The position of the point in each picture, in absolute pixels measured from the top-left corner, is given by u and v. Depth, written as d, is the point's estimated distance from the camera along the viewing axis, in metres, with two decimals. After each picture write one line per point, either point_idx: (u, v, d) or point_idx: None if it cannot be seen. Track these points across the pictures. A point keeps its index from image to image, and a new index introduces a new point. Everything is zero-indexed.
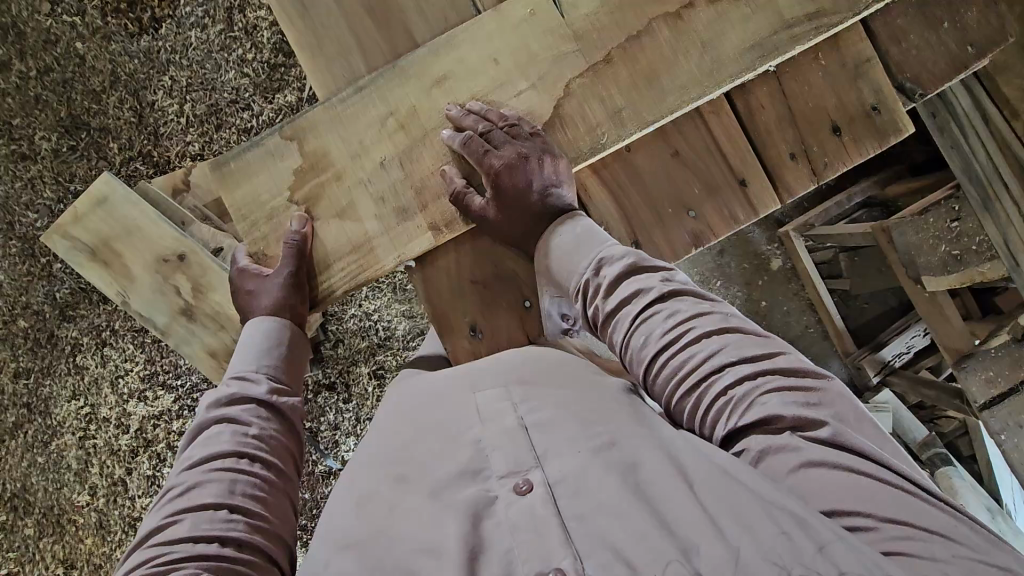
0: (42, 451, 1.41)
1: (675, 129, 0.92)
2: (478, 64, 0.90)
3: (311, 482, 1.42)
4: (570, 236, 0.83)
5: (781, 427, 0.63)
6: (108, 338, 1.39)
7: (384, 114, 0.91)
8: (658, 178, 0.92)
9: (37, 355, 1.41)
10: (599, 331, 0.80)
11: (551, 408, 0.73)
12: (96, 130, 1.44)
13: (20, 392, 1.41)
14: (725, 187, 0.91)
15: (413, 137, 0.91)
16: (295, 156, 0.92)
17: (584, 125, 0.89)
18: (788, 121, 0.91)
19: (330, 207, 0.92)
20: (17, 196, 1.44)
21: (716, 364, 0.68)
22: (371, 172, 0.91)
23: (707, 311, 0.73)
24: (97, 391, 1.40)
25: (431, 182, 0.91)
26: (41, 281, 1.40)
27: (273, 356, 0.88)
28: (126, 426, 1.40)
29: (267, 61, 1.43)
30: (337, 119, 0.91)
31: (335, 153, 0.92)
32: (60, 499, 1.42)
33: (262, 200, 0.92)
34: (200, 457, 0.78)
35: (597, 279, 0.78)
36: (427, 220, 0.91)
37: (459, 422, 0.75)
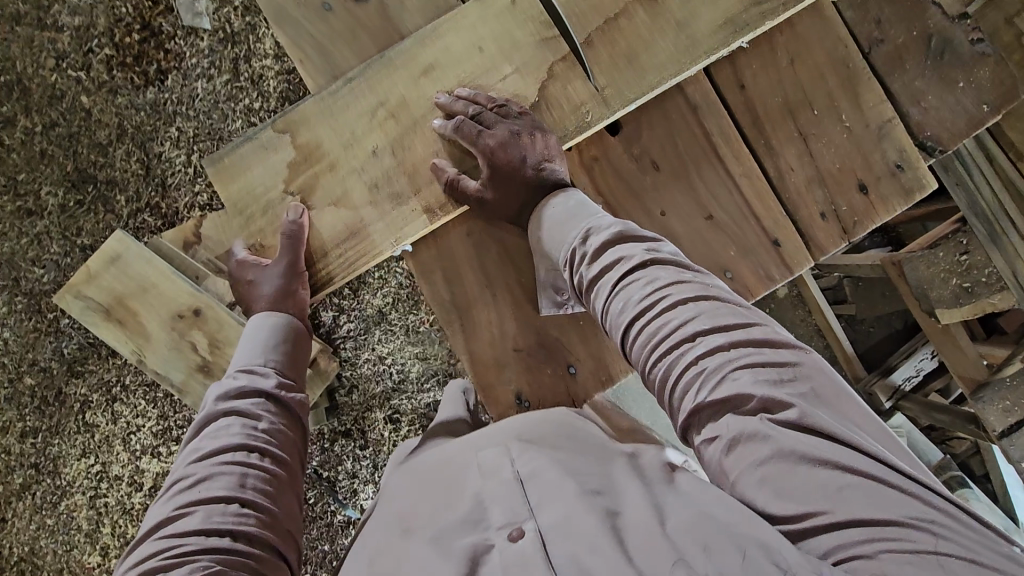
0: (51, 513, 1.38)
1: (710, 194, 0.91)
2: (469, 52, 0.91)
3: (330, 533, 1.39)
4: (563, 207, 0.84)
5: (750, 410, 0.62)
6: (118, 393, 1.37)
7: (374, 103, 0.91)
8: (694, 244, 0.91)
9: (45, 414, 1.38)
10: (584, 298, 0.80)
11: (543, 456, 0.72)
12: (102, 183, 1.44)
13: (27, 452, 1.38)
14: (760, 248, 0.91)
15: (404, 125, 0.91)
16: (287, 149, 0.91)
17: (568, 105, 0.90)
18: (817, 181, 0.91)
19: (326, 195, 0.90)
20: (23, 252, 1.43)
21: (689, 332, 0.68)
22: (364, 160, 0.90)
23: (686, 280, 0.72)
24: (108, 448, 1.37)
25: (422, 165, 0.90)
26: (48, 337, 1.38)
27: (278, 350, 0.90)
28: (139, 484, 1.38)
29: (274, 110, 1.44)
30: (329, 110, 0.90)
31: (327, 143, 0.91)
32: (70, 561, 1.38)
33: (257, 193, 0.91)
34: (209, 450, 0.78)
35: (584, 246, 0.79)
36: (421, 204, 0.90)
37: (463, 474, 0.75)
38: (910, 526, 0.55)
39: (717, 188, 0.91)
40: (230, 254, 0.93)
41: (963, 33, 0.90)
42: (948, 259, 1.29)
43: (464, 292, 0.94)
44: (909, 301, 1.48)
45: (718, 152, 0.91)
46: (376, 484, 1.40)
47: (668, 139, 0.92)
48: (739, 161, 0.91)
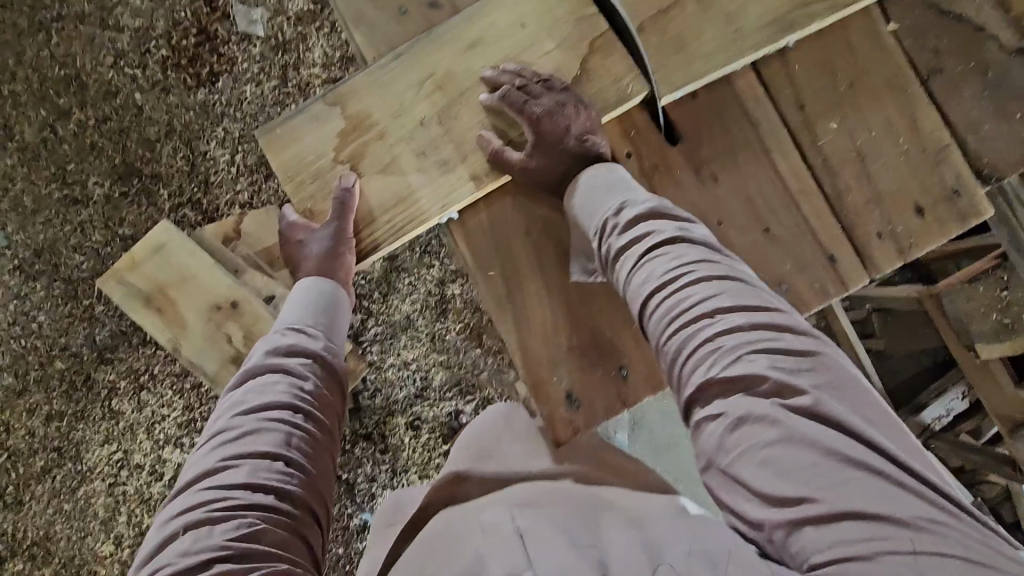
0: (69, 498, 1.38)
1: (766, 206, 0.88)
2: (520, 31, 0.92)
3: (344, 537, 1.37)
4: (601, 179, 0.83)
5: (762, 391, 0.61)
6: (146, 381, 1.39)
7: (420, 79, 0.91)
8: (748, 254, 0.87)
9: (72, 399, 1.40)
10: (607, 270, 0.78)
11: (538, 517, 0.70)
12: (148, 176, 1.48)
13: (51, 435, 1.39)
14: (815, 263, 0.86)
15: (452, 97, 0.91)
16: (338, 120, 0.92)
17: (607, 77, 0.89)
18: (875, 202, 0.87)
19: (374, 162, 0.90)
20: (65, 239, 1.45)
21: (709, 309, 0.66)
22: (413, 128, 0.90)
23: (715, 261, 0.71)
24: (132, 436, 1.38)
25: (468, 134, 0.90)
26: (83, 324, 1.41)
27: (325, 317, 0.89)
28: (160, 473, 1.38)
29: None
30: (379, 82, 0.91)
31: (376, 112, 0.91)
32: (82, 548, 1.37)
33: (309, 160, 0.92)
34: (255, 405, 0.77)
35: (616, 219, 0.78)
36: (467, 170, 0.89)
37: (463, 538, 0.70)
38: (907, 525, 0.53)
39: (776, 202, 0.87)
40: (282, 217, 0.96)
41: (1020, 67, 0.89)
42: (990, 292, 1.30)
43: (521, 288, 0.90)
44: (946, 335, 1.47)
45: (778, 171, 0.88)
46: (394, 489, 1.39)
47: (725, 147, 0.89)
48: (797, 176, 0.88)
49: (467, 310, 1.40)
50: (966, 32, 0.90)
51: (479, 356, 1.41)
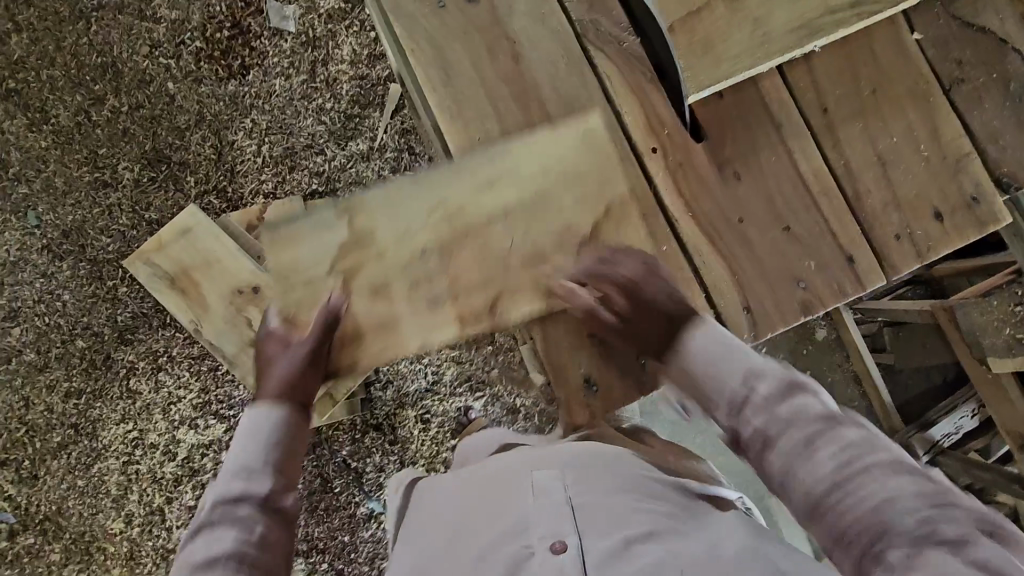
0: (82, 474, 1.40)
1: (787, 206, 0.90)
2: (543, 162, 0.89)
3: (351, 525, 1.38)
4: (712, 342, 0.78)
5: (955, 556, 0.55)
6: (163, 362, 1.41)
7: (431, 205, 0.88)
8: (768, 250, 0.89)
9: (91, 377, 1.43)
10: (743, 439, 0.71)
11: (596, 486, 0.71)
12: (176, 164, 1.51)
13: (69, 412, 1.42)
14: (833, 262, 0.89)
15: (457, 231, 0.88)
16: (343, 231, 0.88)
17: (613, 245, 0.88)
18: (893, 207, 0.89)
19: (367, 282, 0.88)
20: (93, 221, 1.49)
21: (881, 479, 0.62)
22: (411, 259, 0.88)
23: (863, 427, 0.67)
24: (147, 416, 1.41)
25: (464, 274, 0.88)
26: (105, 304, 1.44)
27: (278, 449, 0.79)
28: (172, 454, 1.41)
29: (344, 112, 1.54)
30: (389, 203, 0.88)
31: (380, 233, 0.88)
32: (93, 524, 1.39)
33: (304, 266, 0.88)
34: (195, 563, 0.69)
35: (745, 386, 0.73)
36: (454, 308, 0.88)
37: (516, 490, 0.72)
38: None
39: (796, 203, 0.89)
40: (264, 318, 0.90)
41: None
42: (1002, 309, 1.28)
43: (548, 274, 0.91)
44: (961, 349, 1.45)
45: (800, 171, 0.90)
46: None
47: (749, 147, 0.90)
48: (817, 178, 0.89)
49: None
50: (989, 43, 0.91)
51: (490, 354, 1.43)
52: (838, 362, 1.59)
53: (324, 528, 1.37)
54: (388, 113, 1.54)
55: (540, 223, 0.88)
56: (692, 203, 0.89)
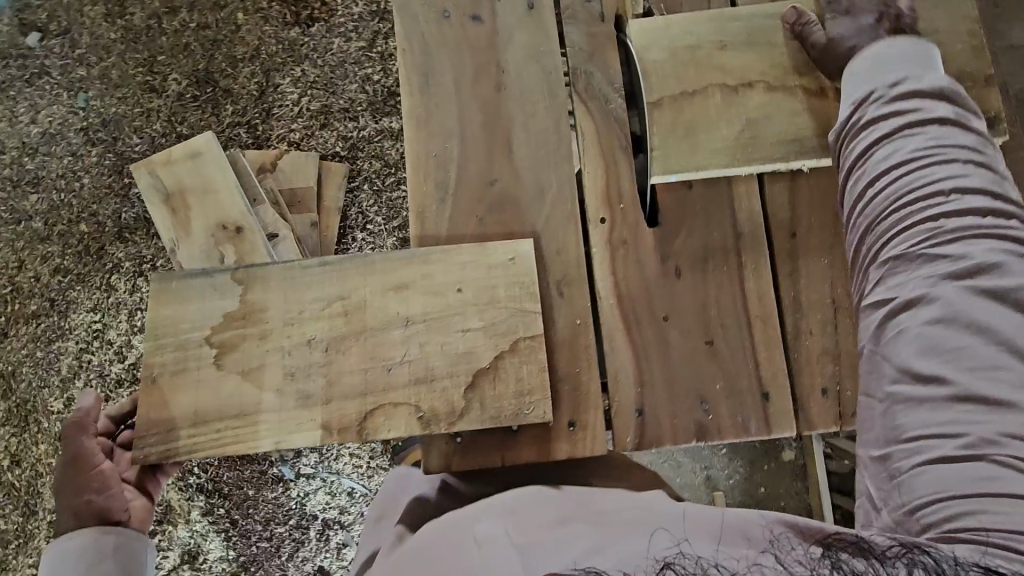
0: (43, 347, 1.46)
1: (718, 320, 0.84)
2: (471, 269, 0.80)
3: (258, 481, 1.31)
4: (894, 53, 0.80)
5: (949, 321, 0.67)
6: (146, 269, 1.47)
7: (334, 296, 0.80)
8: (683, 360, 0.83)
9: (81, 261, 1.49)
10: (849, 136, 0.80)
11: (526, 528, 0.70)
12: (220, 89, 1.56)
13: (52, 287, 1.48)
14: (747, 393, 0.83)
15: (352, 329, 0.79)
16: (233, 300, 0.80)
17: (515, 385, 0.78)
18: (831, 357, 0.85)
19: (238, 360, 0.78)
20: (131, 118, 1.56)
21: (934, 218, 0.71)
22: (296, 341, 0.79)
23: (968, 172, 0.73)
24: (115, 313, 1.46)
25: (347, 377, 0.78)
26: (115, 199, 1.51)
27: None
28: (123, 356, 1.44)
29: (388, 87, 1.56)
30: (292, 281, 0.80)
31: (272, 310, 0.79)
32: (36, 396, 1.44)
33: (178, 327, 0.79)
34: None
35: (885, 96, 0.78)
36: (323, 416, 0.77)
37: (454, 549, 0.70)
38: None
39: (729, 320, 0.84)
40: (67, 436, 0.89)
41: None
42: None
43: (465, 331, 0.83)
44: None
45: (743, 289, 0.85)
46: (322, 455, 1.33)
47: (700, 248, 0.86)
48: (760, 302, 0.85)
49: None
50: None
51: None
52: (794, 490, 1.47)
53: (232, 476, 1.31)
54: None
55: (446, 344, 0.78)
56: (622, 293, 0.84)
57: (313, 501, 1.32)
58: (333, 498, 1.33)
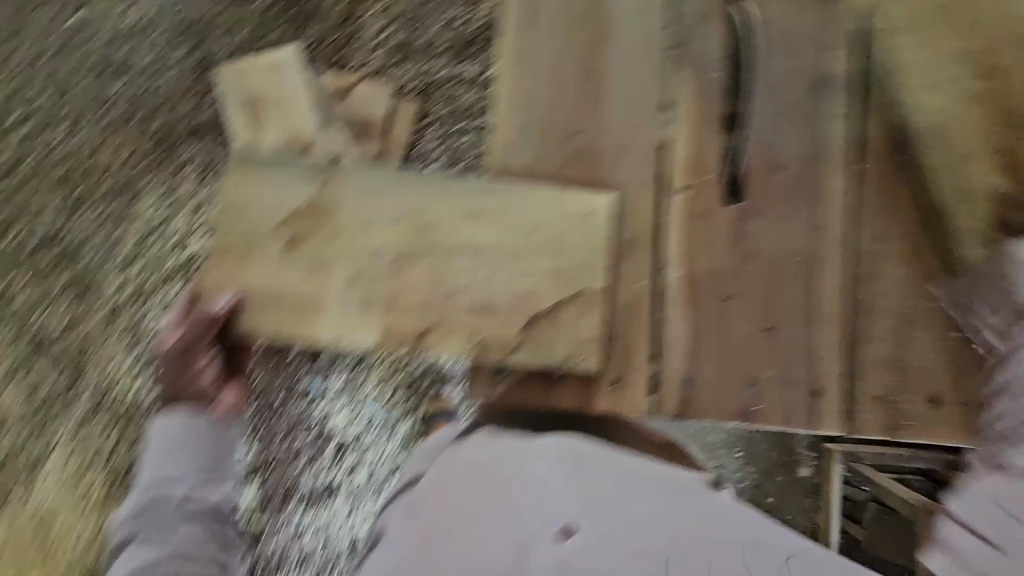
0: (108, 226, 1.53)
1: (781, 311, 0.89)
2: (545, 214, 0.89)
3: (286, 390, 1.38)
4: None
5: None
6: (210, 172, 1.52)
7: (408, 212, 0.89)
8: (741, 343, 0.88)
9: (154, 152, 1.55)
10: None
11: (582, 478, 0.72)
12: (307, 8, 1.57)
13: (122, 173, 1.55)
14: (797, 385, 0.88)
15: (419, 246, 0.88)
16: (307, 197, 0.89)
17: (562, 330, 0.88)
18: (888, 367, 0.89)
19: (310, 255, 0.88)
20: (218, 22, 1.58)
21: None
22: (366, 248, 0.88)
23: None
24: (179, 207, 1.52)
25: (410, 292, 0.87)
26: (194, 99, 1.56)
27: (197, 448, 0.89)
28: (182, 248, 1.50)
29: (471, 34, 1.55)
30: (366, 190, 0.89)
31: (345, 213, 0.88)
32: (95, 271, 1.51)
33: (258, 213, 0.89)
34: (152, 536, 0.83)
35: None
36: (382, 321, 0.87)
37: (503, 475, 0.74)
38: None
39: (791, 313, 0.89)
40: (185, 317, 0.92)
41: None
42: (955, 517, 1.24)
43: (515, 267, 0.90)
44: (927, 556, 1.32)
45: (813, 287, 0.89)
46: (350, 377, 1.40)
47: (778, 239, 0.90)
48: (827, 301, 0.89)
49: None
50: None
51: None
52: (802, 507, 1.45)
53: (263, 381, 1.38)
54: None
55: (511, 282, 0.88)
56: (690, 275, 0.89)
57: (336, 419, 1.40)
58: (354, 420, 1.40)
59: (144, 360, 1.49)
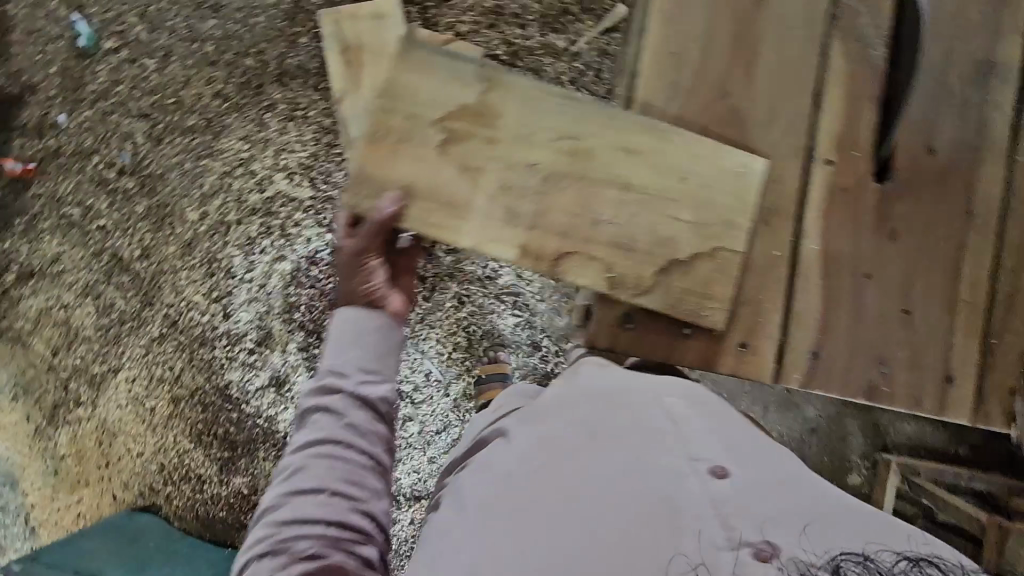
0: (192, 159, 1.56)
1: (924, 291, 0.86)
2: (698, 160, 0.83)
3: None
4: None
5: None
6: (297, 116, 1.53)
7: (566, 132, 0.82)
8: (874, 320, 0.85)
9: (241, 93, 1.57)
10: None
11: (705, 423, 0.78)
12: None
13: (211, 107, 1.58)
14: (931, 369, 0.85)
15: (573, 169, 0.82)
16: (471, 92, 0.81)
17: (700, 283, 0.83)
18: (1021, 363, 0.88)
19: (463, 152, 0.80)
20: None
21: None
22: (517, 161, 0.81)
23: None
24: (262, 148, 1.54)
25: (558, 212, 0.81)
26: (285, 44, 1.57)
27: (364, 344, 0.87)
28: (262, 188, 1.52)
29: (564, 5, 1.54)
30: (526, 94, 0.82)
31: (506, 118, 0.81)
32: (177, 202, 1.56)
33: (416, 98, 0.80)
34: (306, 445, 0.82)
35: None
36: (520, 240, 0.81)
37: (630, 410, 0.78)
38: None
39: (933, 295, 0.86)
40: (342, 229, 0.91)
41: None
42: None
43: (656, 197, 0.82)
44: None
45: (957, 269, 0.86)
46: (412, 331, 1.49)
47: (926, 216, 0.87)
48: (970, 286, 0.87)
49: None
50: None
51: (549, 287, 1.52)
52: None
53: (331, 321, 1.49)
54: (600, 29, 1.53)
55: (655, 227, 0.82)
56: (834, 245, 0.85)
57: None
58: (412, 373, 1.49)
59: (217, 290, 1.52)
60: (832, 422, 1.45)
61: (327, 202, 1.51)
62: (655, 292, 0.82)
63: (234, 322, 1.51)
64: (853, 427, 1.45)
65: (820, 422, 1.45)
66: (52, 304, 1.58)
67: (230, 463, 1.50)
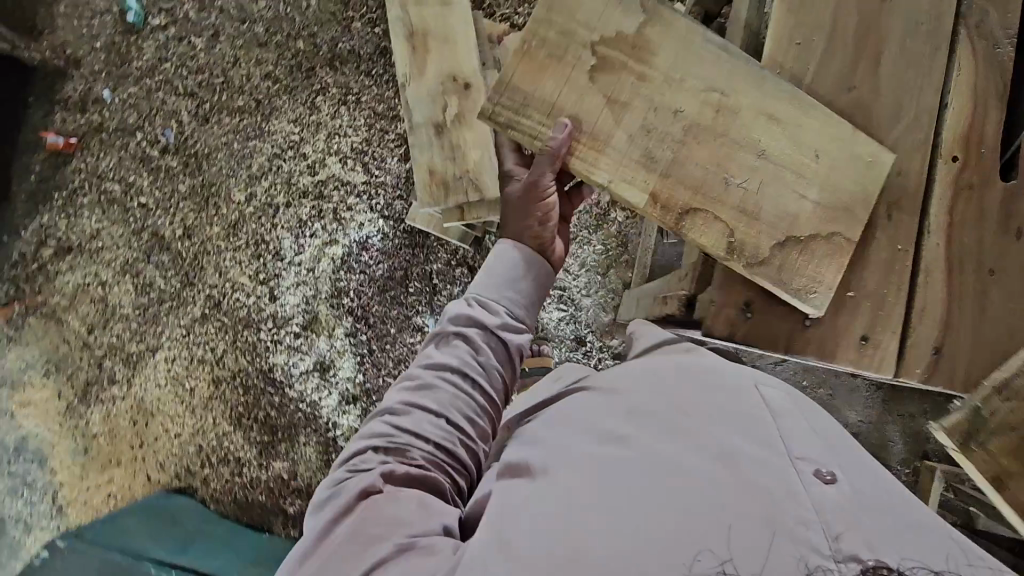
0: (240, 140, 1.55)
1: None
2: (839, 143, 0.81)
3: (401, 323, 1.47)
4: None
5: None
6: (349, 100, 1.52)
7: (714, 85, 0.80)
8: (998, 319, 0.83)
9: (290, 75, 1.55)
10: None
11: (798, 419, 0.63)
12: None
13: (261, 89, 1.55)
14: None
15: (715, 127, 0.80)
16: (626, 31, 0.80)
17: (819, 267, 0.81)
18: None
19: (610, 85, 0.80)
20: None
21: None
22: (660, 114, 0.80)
23: None
24: (313, 131, 1.53)
25: (692, 164, 0.80)
26: (337, 26, 1.53)
27: (514, 288, 0.87)
28: (314, 171, 1.51)
29: None
30: (685, 44, 0.80)
31: (659, 59, 0.80)
32: (223, 183, 1.54)
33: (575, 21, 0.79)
34: (436, 363, 0.80)
35: None
36: (652, 186, 0.81)
37: (708, 393, 0.65)
38: None
39: None
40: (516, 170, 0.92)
41: None
42: None
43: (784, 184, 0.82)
44: None
45: None
46: None
47: None
48: None
49: (616, 239, 1.49)
50: None
51: (596, 282, 1.50)
52: None
53: (380, 310, 1.47)
54: None
55: (782, 198, 0.81)
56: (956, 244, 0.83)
57: None
58: None
59: (265, 272, 1.51)
60: (874, 428, 1.46)
61: (380, 188, 1.49)
62: (787, 253, 0.81)
63: (282, 305, 1.50)
64: (895, 434, 1.46)
65: (863, 428, 1.46)
66: (90, 281, 1.56)
67: (271, 447, 1.49)
